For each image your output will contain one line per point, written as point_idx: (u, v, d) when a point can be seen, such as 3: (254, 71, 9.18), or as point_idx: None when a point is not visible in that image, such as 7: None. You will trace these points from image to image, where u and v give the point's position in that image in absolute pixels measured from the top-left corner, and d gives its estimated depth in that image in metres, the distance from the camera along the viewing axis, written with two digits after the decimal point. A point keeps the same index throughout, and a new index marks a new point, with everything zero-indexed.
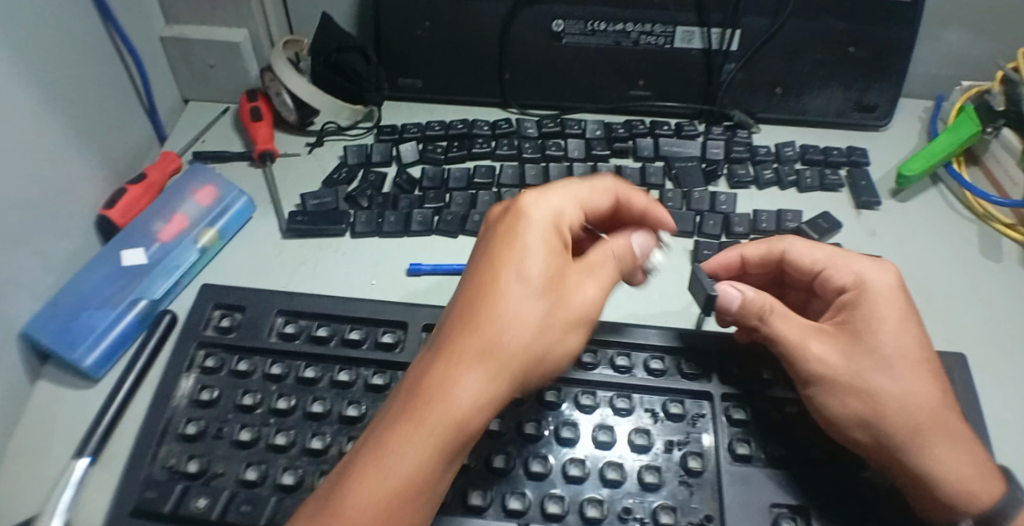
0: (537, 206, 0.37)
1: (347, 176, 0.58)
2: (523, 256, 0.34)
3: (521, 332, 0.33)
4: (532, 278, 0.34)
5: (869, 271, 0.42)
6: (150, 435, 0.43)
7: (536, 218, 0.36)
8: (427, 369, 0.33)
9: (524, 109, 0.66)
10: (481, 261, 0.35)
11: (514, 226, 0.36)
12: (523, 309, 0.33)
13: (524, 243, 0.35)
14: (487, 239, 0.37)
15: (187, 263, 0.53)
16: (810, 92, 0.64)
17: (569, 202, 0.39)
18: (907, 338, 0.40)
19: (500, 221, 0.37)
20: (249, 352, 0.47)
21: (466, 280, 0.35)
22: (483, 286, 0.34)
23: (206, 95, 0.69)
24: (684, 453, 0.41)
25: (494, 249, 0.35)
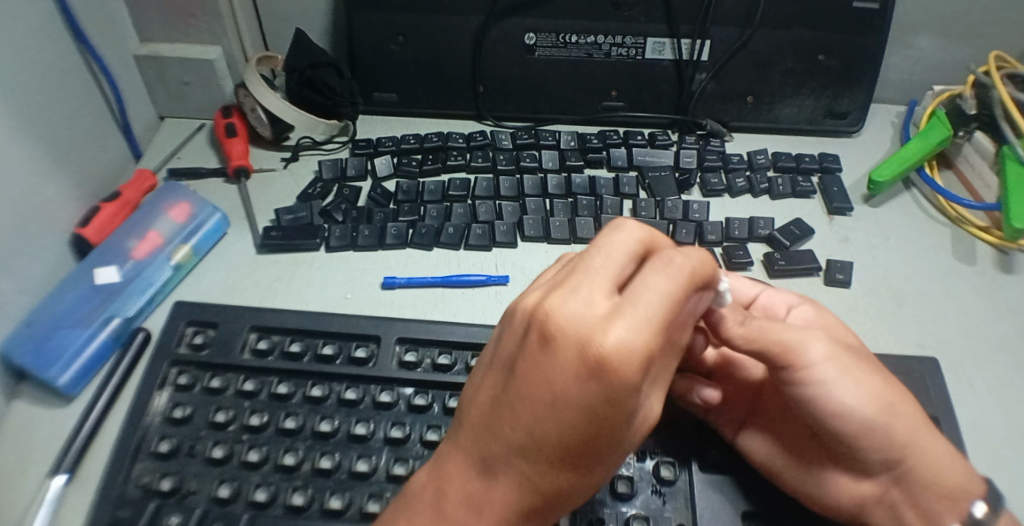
0: (630, 358, 0.27)
1: (322, 191, 0.58)
2: (596, 430, 0.29)
3: (567, 462, 0.30)
4: (591, 425, 0.29)
5: (800, 301, 0.46)
6: (124, 452, 0.43)
7: (624, 376, 0.27)
8: (472, 484, 0.32)
9: (498, 121, 0.66)
10: (547, 425, 0.29)
11: (591, 393, 0.28)
12: (573, 445, 0.29)
13: (601, 417, 0.28)
14: (551, 385, 0.28)
15: (160, 281, 0.53)
16: (782, 100, 0.65)
17: (663, 326, 0.28)
18: (867, 350, 0.41)
19: (578, 365, 0.27)
20: (221, 368, 0.46)
21: (521, 425, 0.29)
22: (531, 423, 0.29)
23: (182, 113, 0.69)
24: (657, 461, 0.41)
25: (559, 413, 0.28)
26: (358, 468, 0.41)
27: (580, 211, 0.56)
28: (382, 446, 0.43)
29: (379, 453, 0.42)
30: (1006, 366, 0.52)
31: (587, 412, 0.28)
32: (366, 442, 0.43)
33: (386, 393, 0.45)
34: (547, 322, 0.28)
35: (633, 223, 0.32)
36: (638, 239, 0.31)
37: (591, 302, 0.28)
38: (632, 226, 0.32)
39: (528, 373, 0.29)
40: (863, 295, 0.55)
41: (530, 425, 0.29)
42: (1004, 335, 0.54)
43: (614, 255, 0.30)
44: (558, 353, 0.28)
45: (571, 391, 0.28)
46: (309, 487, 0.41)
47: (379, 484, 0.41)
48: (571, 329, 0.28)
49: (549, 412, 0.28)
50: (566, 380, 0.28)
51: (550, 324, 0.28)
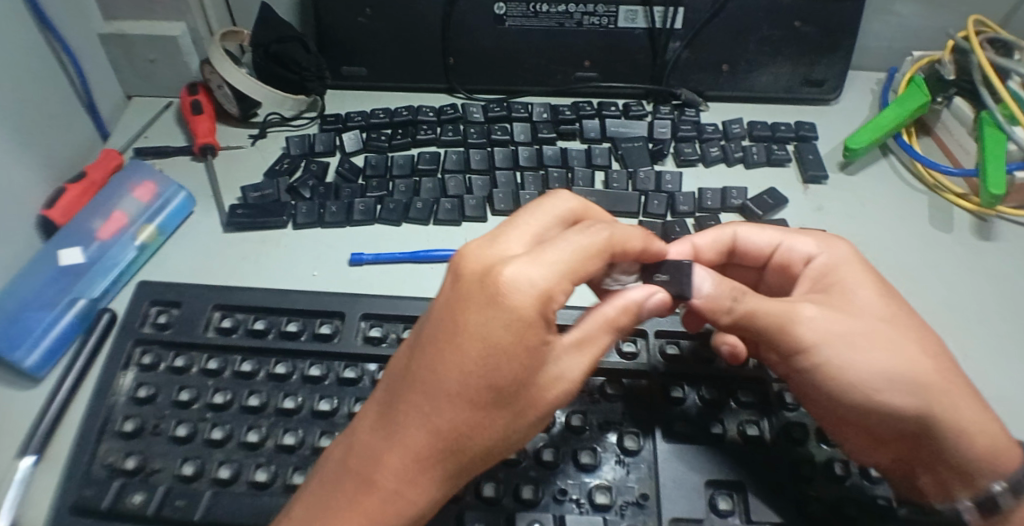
0: (522, 289, 0.29)
1: (289, 167, 0.57)
2: (493, 367, 0.29)
3: (467, 404, 0.29)
4: (484, 352, 0.29)
5: (823, 247, 0.43)
6: (88, 433, 0.43)
7: (517, 309, 0.29)
8: (378, 434, 0.31)
9: (470, 94, 0.65)
10: (449, 355, 0.29)
11: (487, 319, 0.29)
12: (471, 382, 0.29)
13: (500, 349, 0.29)
14: (457, 315, 0.29)
15: (125, 261, 0.52)
16: (758, 68, 0.64)
17: (566, 268, 0.31)
18: (894, 306, 0.40)
19: (479, 285, 0.29)
20: (186, 347, 0.46)
21: (424, 359, 0.30)
22: (432, 355, 0.29)
23: (149, 91, 0.68)
24: (622, 433, 0.41)
25: (458, 345, 0.29)
26: (322, 443, 0.41)
27: (551, 184, 0.56)
28: (346, 422, 0.43)
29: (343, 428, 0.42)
30: (979, 333, 0.52)
31: (483, 339, 0.29)
32: (330, 418, 0.43)
33: (351, 369, 0.45)
34: (460, 259, 0.31)
35: (568, 196, 0.36)
36: (569, 205, 0.35)
37: (505, 243, 0.32)
38: (568, 198, 0.36)
39: (439, 310, 0.30)
40: None
41: (430, 362, 0.29)
42: (976, 303, 0.54)
43: (539, 217, 0.34)
44: (469, 288, 0.29)
45: (465, 317, 0.29)
46: (272, 463, 0.41)
47: None
48: (477, 266, 0.30)
49: (451, 340, 0.29)
50: (462, 305, 0.29)
51: (460, 259, 0.31)
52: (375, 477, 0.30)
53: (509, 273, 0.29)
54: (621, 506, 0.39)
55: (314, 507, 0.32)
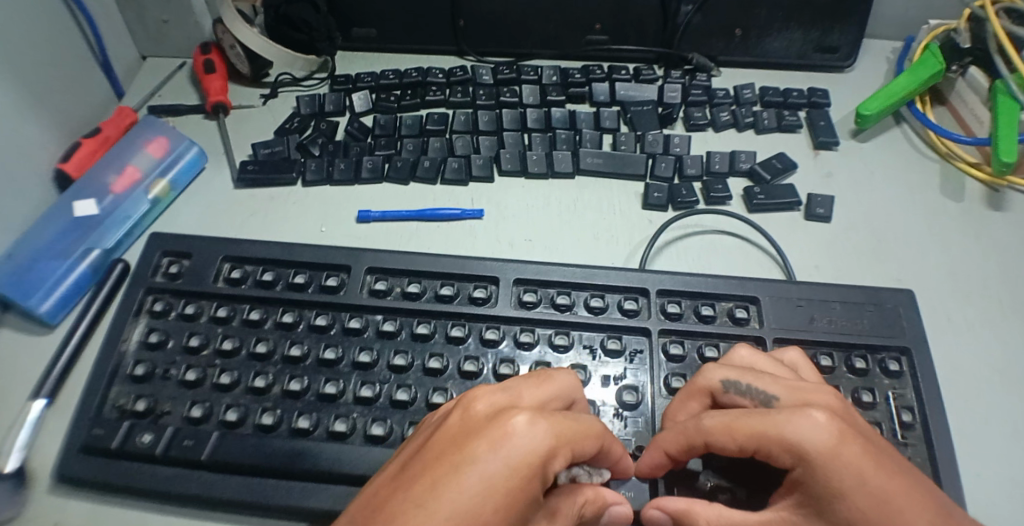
0: (527, 437, 0.29)
1: (299, 126, 0.58)
2: (484, 512, 0.28)
3: None
4: (482, 491, 0.28)
5: (808, 444, 0.32)
6: (99, 377, 0.45)
7: (521, 458, 0.29)
8: None
9: (480, 56, 0.65)
10: (448, 486, 0.28)
11: (496, 455, 0.29)
12: (458, 524, 0.27)
13: (499, 492, 0.28)
14: (465, 446, 0.29)
15: (138, 213, 0.53)
16: (771, 34, 0.63)
17: (574, 428, 0.31)
18: (869, 483, 0.32)
19: (480, 432, 0.30)
20: (196, 296, 0.48)
21: (409, 502, 0.28)
22: (423, 487, 0.28)
23: (162, 52, 0.68)
24: (620, 387, 0.43)
25: (460, 478, 0.28)
26: (327, 390, 0.43)
27: (558, 145, 0.56)
28: (351, 371, 0.44)
29: (348, 377, 0.44)
30: (983, 302, 0.52)
31: (485, 475, 0.28)
32: (335, 366, 0.44)
33: (356, 320, 0.45)
34: (471, 396, 0.32)
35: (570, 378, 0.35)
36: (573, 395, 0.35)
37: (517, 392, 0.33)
38: (563, 379, 0.35)
39: (440, 441, 0.30)
40: (844, 230, 0.54)
41: (418, 508, 0.27)
42: (982, 272, 0.53)
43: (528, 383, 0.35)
44: (483, 422, 0.30)
45: (462, 457, 0.29)
46: (278, 408, 0.43)
47: (346, 406, 0.43)
48: (490, 404, 0.32)
49: (452, 472, 0.28)
50: (461, 447, 0.29)
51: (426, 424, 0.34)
52: None
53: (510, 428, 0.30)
54: None
55: None
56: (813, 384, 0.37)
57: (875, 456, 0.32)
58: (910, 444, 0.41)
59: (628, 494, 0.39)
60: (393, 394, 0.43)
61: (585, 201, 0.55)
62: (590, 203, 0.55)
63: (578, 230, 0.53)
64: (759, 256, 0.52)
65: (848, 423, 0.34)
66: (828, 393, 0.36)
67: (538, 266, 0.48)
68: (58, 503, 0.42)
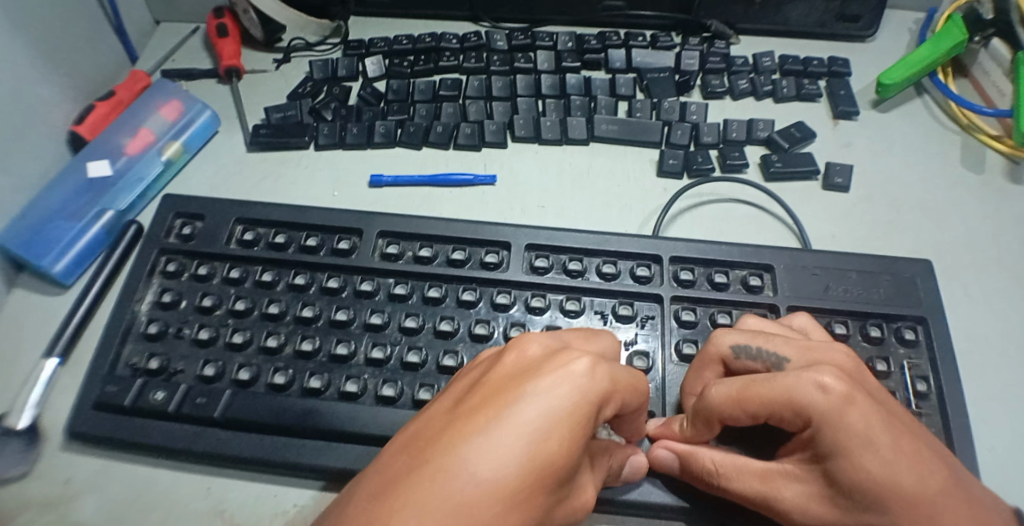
0: (586, 374, 0.29)
1: (312, 91, 0.58)
2: (544, 442, 0.27)
3: (501, 484, 0.26)
4: (541, 421, 0.27)
5: (812, 403, 0.33)
6: (113, 335, 0.45)
7: (580, 392, 0.28)
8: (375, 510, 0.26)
9: (495, 23, 0.64)
10: (505, 418, 0.27)
11: (555, 387, 0.28)
12: (517, 452, 0.26)
13: (558, 423, 0.27)
14: (518, 382, 0.29)
15: (152, 176, 0.54)
16: (793, 0, 0.61)
17: (623, 375, 0.31)
18: (876, 442, 0.32)
19: (537, 370, 0.29)
20: (208, 257, 0.48)
21: (465, 432, 0.27)
22: (479, 420, 0.27)
23: (174, 16, 0.67)
24: (631, 353, 0.43)
25: (518, 408, 0.27)
26: (338, 351, 0.43)
27: (573, 111, 0.55)
28: (362, 332, 0.44)
29: (359, 338, 0.44)
30: (1003, 275, 0.51)
31: (545, 404, 0.27)
32: (346, 327, 0.44)
33: (368, 283, 0.46)
34: (521, 342, 0.31)
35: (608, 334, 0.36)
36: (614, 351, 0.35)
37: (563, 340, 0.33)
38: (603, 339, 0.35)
39: (492, 380, 0.29)
40: (862, 200, 0.53)
41: (477, 438, 0.27)
42: (1006, 245, 0.52)
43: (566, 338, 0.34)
44: (539, 360, 0.30)
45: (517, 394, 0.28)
46: (290, 368, 0.43)
47: (357, 367, 0.43)
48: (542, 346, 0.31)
49: (507, 403, 0.28)
50: (518, 383, 0.29)
51: (467, 373, 0.33)
52: None
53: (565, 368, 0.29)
54: None
55: None
56: (822, 344, 0.37)
57: (883, 417, 0.32)
58: (925, 414, 0.41)
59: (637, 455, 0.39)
60: (404, 356, 0.43)
61: (599, 168, 0.54)
62: (606, 171, 0.54)
63: (591, 197, 0.52)
64: (775, 226, 0.51)
65: (858, 382, 0.34)
66: (837, 352, 0.37)
67: (550, 232, 0.47)
68: (71, 459, 0.43)
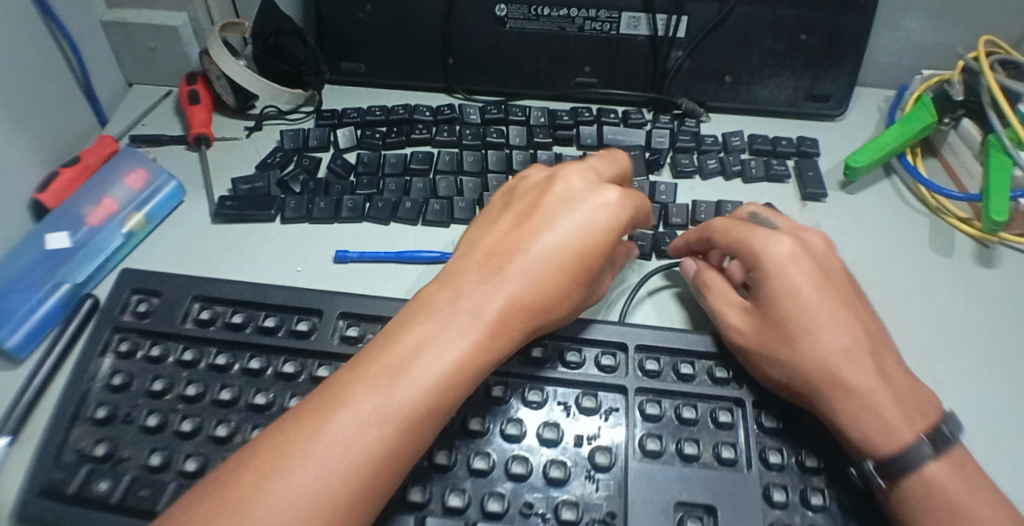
0: (611, 199, 0.43)
1: (281, 161, 0.57)
2: (563, 266, 0.41)
3: (519, 306, 0.40)
4: (570, 237, 0.42)
5: (775, 238, 0.44)
6: (60, 418, 0.43)
7: (601, 214, 0.42)
8: (421, 320, 0.39)
9: (469, 94, 0.64)
10: (544, 244, 0.42)
11: (578, 213, 0.43)
12: (549, 262, 0.41)
13: (578, 259, 0.42)
14: (552, 215, 0.43)
15: (111, 247, 0.52)
16: (761, 80, 0.62)
17: (630, 206, 0.44)
18: (815, 291, 0.42)
19: (561, 204, 0.43)
20: (163, 336, 0.46)
21: (512, 253, 0.42)
22: (526, 230, 0.43)
23: (149, 79, 0.67)
24: (593, 448, 0.41)
25: (552, 228, 0.42)
26: None
27: None
28: None
29: None
30: (973, 362, 0.50)
31: (570, 220, 0.42)
32: None
33: (326, 368, 0.44)
34: (557, 175, 0.45)
35: (623, 157, 0.50)
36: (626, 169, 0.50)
37: (583, 183, 0.45)
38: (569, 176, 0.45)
39: (530, 208, 0.44)
40: None
41: (523, 254, 0.41)
42: (975, 330, 0.52)
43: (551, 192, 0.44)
44: (565, 191, 0.44)
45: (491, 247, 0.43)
46: None
47: None
48: (575, 183, 0.45)
49: (545, 231, 0.42)
50: (554, 210, 0.43)
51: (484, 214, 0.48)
52: (382, 385, 0.35)
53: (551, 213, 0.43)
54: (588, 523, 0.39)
55: (308, 409, 0.34)
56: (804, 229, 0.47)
57: (826, 281, 0.43)
58: None
59: None
60: None
61: None
62: None
63: None
64: None
65: (812, 254, 0.44)
66: (816, 237, 0.46)
67: None
68: None
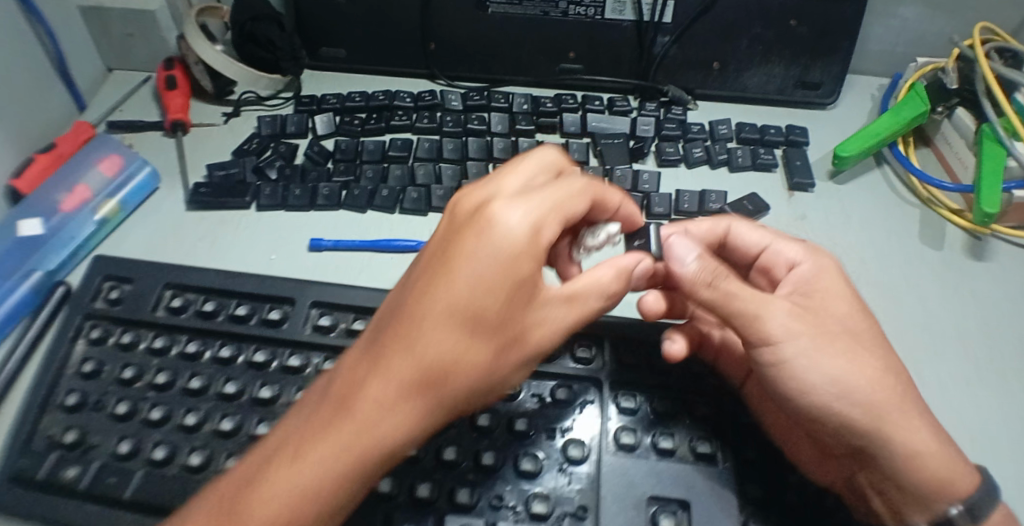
0: (512, 222, 0.33)
1: (257, 148, 0.56)
2: (484, 290, 0.32)
3: (457, 326, 0.32)
4: (503, 244, 0.32)
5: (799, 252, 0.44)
6: (31, 405, 0.43)
7: (504, 242, 0.32)
8: (366, 360, 0.33)
9: (451, 81, 0.63)
10: (448, 273, 0.32)
11: (482, 245, 0.32)
12: (478, 282, 0.32)
13: (493, 281, 0.32)
14: (455, 247, 0.33)
15: (83, 236, 0.51)
16: (749, 68, 0.61)
17: (558, 209, 0.35)
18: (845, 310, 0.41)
19: (462, 228, 0.34)
20: (134, 324, 0.46)
21: (433, 274, 0.33)
22: (436, 266, 0.33)
23: (129, 64, 0.66)
24: (566, 440, 0.41)
25: (453, 269, 0.32)
26: (259, 431, 0.41)
27: None
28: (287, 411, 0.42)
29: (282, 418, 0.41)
30: (960, 356, 0.49)
31: (482, 254, 0.32)
32: (270, 406, 0.42)
33: (296, 357, 0.43)
34: (458, 200, 0.36)
35: (552, 149, 0.40)
36: (552, 158, 0.39)
37: (502, 182, 0.36)
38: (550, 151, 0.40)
39: (437, 246, 0.34)
40: None
41: (448, 273, 0.32)
42: (963, 324, 0.51)
43: (527, 168, 0.38)
44: (470, 222, 0.33)
45: (466, 243, 0.33)
46: (207, 447, 0.41)
47: None
48: (472, 201, 0.35)
49: (452, 266, 0.32)
50: (465, 240, 0.33)
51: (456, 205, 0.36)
52: (349, 410, 0.31)
53: (538, 192, 0.35)
54: (559, 516, 0.38)
55: (258, 458, 0.32)
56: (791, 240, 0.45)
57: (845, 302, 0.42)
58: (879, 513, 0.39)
59: None
60: None
61: None
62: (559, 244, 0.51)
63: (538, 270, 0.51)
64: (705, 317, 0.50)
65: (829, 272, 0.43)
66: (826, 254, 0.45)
67: None
68: None
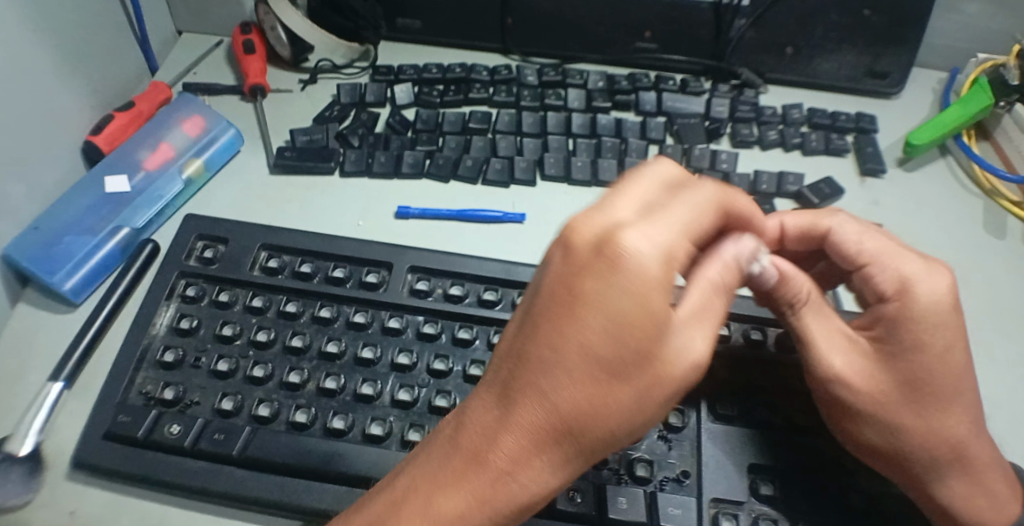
0: (648, 249, 0.26)
1: (340, 114, 0.57)
2: (618, 339, 0.26)
3: (590, 383, 0.26)
4: (626, 290, 0.25)
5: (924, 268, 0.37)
6: (127, 361, 0.43)
7: (637, 279, 0.26)
8: (488, 411, 0.28)
9: (525, 57, 0.64)
10: (571, 319, 0.26)
11: (609, 291, 0.26)
12: (607, 333, 0.26)
13: (625, 320, 0.26)
14: (574, 285, 0.26)
15: (171, 194, 0.52)
16: (822, 54, 0.62)
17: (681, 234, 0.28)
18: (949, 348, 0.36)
19: (585, 262, 0.26)
20: (230, 283, 0.46)
21: (541, 334, 0.27)
22: (553, 307, 0.27)
23: (200, 27, 0.65)
24: (665, 408, 0.41)
25: (577, 312, 0.26)
26: (363, 391, 0.41)
27: (604, 152, 0.54)
28: (388, 372, 0.42)
29: (385, 378, 0.42)
30: None
31: (606, 299, 0.26)
32: (372, 367, 0.42)
33: (396, 320, 0.44)
34: (569, 228, 0.28)
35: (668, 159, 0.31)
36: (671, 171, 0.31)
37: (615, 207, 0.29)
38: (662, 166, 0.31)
39: (552, 281, 0.27)
40: None
41: (566, 328, 0.26)
42: None
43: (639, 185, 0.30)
44: (591, 251, 0.26)
45: (589, 285, 0.26)
46: (312, 406, 0.41)
47: (382, 409, 0.41)
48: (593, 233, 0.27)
49: (569, 313, 0.26)
50: (584, 278, 0.26)
51: (573, 230, 0.28)
52: (487, 457, 0.28)
53: (664, 214, 0.28)
54: (661, 481, 0.39)
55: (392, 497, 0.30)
56: (903, 253, 0.38)
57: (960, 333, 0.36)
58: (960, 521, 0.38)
59: (677, 514, 0.38)
60: (433, 399, 0.41)
61: None
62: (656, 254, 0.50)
63: None
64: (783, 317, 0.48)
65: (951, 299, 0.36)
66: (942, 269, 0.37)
67: None
68: (74, 490, 0.40)
